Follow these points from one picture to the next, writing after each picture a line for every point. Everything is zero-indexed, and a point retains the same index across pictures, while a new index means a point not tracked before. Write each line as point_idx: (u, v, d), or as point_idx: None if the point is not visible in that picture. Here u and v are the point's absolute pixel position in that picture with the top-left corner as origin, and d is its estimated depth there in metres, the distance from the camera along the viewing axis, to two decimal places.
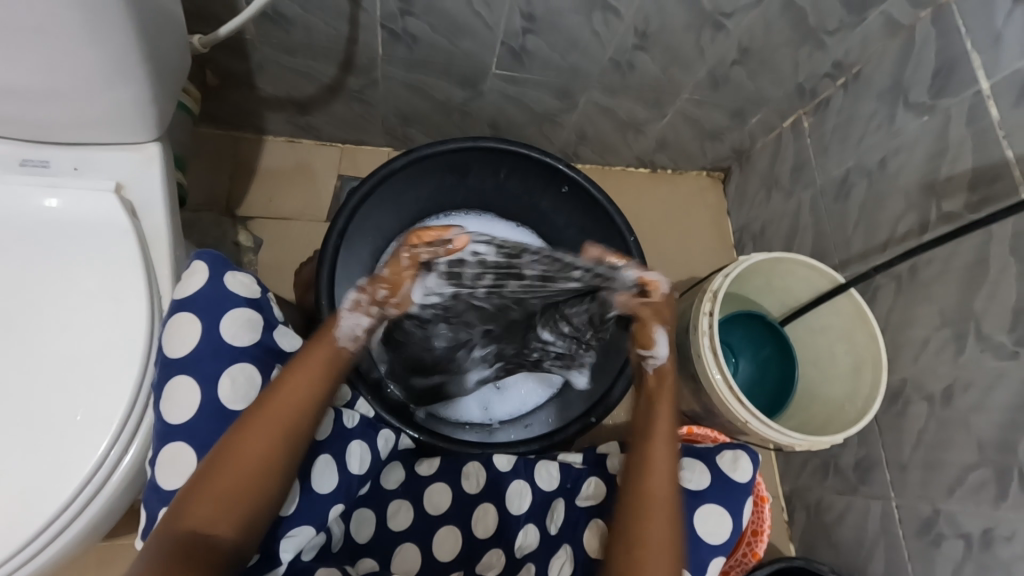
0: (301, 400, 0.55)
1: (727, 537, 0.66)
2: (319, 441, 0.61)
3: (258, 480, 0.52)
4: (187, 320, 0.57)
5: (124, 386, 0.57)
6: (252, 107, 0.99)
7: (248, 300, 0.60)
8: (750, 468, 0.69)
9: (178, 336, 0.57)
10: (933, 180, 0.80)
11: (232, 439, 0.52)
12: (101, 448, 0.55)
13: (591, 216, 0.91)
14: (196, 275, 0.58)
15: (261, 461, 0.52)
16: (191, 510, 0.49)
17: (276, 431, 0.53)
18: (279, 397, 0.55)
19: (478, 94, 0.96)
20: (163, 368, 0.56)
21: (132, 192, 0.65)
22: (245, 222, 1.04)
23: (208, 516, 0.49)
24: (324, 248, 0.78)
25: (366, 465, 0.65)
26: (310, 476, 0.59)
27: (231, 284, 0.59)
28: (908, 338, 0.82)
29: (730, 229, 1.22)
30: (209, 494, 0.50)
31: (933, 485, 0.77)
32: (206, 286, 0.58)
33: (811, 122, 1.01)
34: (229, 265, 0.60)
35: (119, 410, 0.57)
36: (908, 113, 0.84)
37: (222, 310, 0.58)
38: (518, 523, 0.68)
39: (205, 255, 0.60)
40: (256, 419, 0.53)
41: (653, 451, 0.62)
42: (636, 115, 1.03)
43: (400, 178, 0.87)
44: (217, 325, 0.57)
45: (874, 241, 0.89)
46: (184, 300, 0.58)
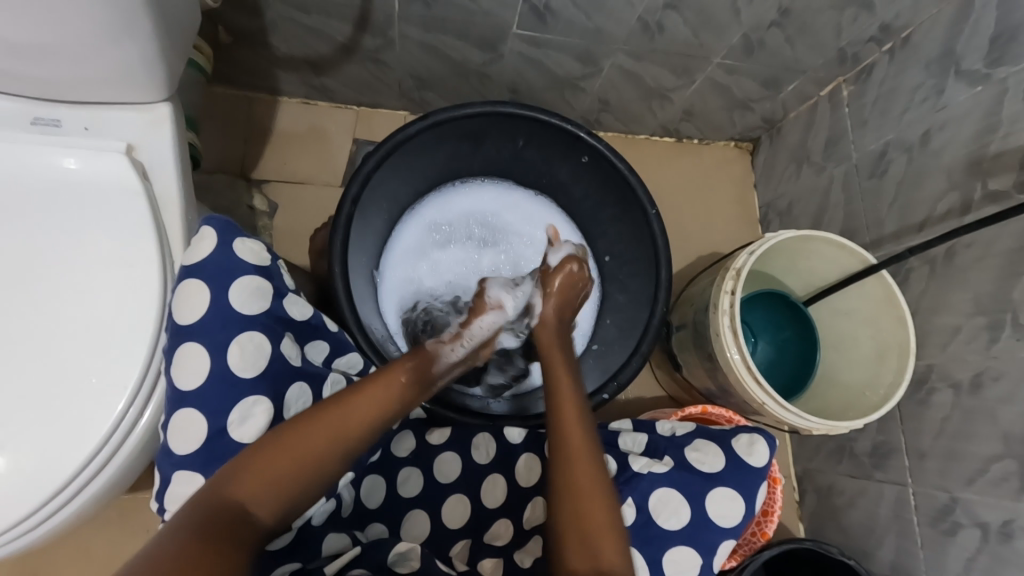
0: (376, 408, 0.57)
1: (738, 521, 0.65)
2: None
3: (309, 475, 0.52)
4: (196, 288, 0.57)
5: (137, 351, 0.58)
6: (266, 66, 0.97)
7: (257, 268, 0.59)
8: (766, 452, 0.68)
9: (188, 303, 0.56)
10: (980, 158, 0.75)
11: (298, 426, 0.53)
12: (117, 410, 0.56)
13: (612, 188, 0.88)
14: (206, 243, 0.58)
15: (313, 462, 0.52)
16: (246, 483, 0.49)
17: (339, 434, 0.54)
18: (353, 403, 0.56)
19: (498, 56, 0.92)
20: (175, 334, 0.57)
21: (143, 154, 0.63)
22: (260, 185, 1.02)
23: (259, 497, 0.49)
24: (338, 214, 0.76)
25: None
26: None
27: (240, 251, 0.59)
28: (938, 324, 0.79)
29: (755, 203, 1.18)
30: (263, 471, 0.50)
31: (952, 474, 0.75)
32: (214, 253, 0.58)
33: (851, 92, 0.95)
34: (237, 232, 0.59)
35: (133, 375, 0.57)
36: (959, 84, 0.78)
37: (230, 279, 0.57)
38: (527, 496, 0.66)
39: (212, 222, 0.59)
40: (322, 415, 0.54)
41: (564, 401, 0.62)
42: (663, 81, 0.98)
43: (417, 143, 0.84)
44: (226, 292, 0.57)
45: (910, 221, 0.85)
46: (195, 268, 0.58)
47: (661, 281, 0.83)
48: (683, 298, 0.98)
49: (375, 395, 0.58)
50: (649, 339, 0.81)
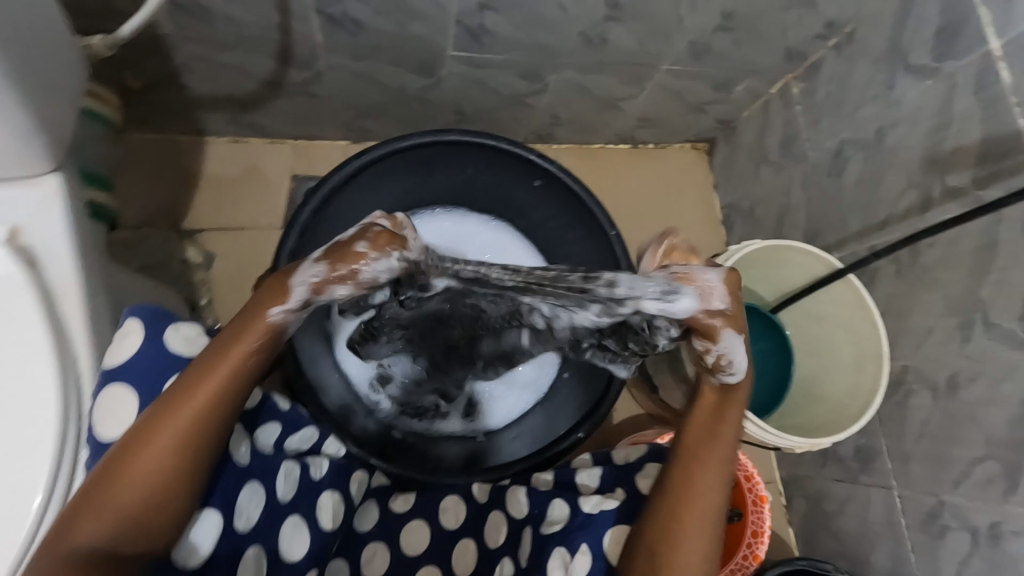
0: (216, 399, 0.49)
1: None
2: (285, 503, 0.58)
3: (157, 497, 0.47)
4: (127, 393, 0.51)
5: (37, 476, 0.50)
6: (186, 108, 0.89)
7: (194, 358, 0.54)
8: None
9: (116, 414, 0.50)
10: (936, 155, 0.74)
11: (123, 452, 0.47)
12: (16, 553, 0.48)
13: (569, 211, 0.84)
14: (130, 338, 0.52)
15: (162, 473, 0.47)
16: (79, 526, 0.45)
17: (171, 446, 0.47)
18: (177, 410, 0.48)
19: (437, 80, 0.87)
20: (99, 452, 0.50)
21: (29, 236, 0.56)
22: (193, 237, 0.95)
23: (104, 533, 0.45)
24: (275, 270, 0.71)
25: (338, 517, 0.61)
26: (280, 544, 0.57)
27: (171, 341, 0.53)
28: (910, 324, 0.77)
29: (717, 204, 1.15)
30: (99, 508, 0.45)
31: (938, 477, 0.74)
32: (142, 351, 0.52)
33: (801, 89, 0.94)
34: (169, 319, 0.53)
35: (33, 506, 0.49)
36: (908, 78, 0.77)
37: (166, 378, 0.52)
38: (494, 558, 0.64)
39: (139, 312, 0.52)
40: (145, 434, 0.47)
41: (708, 460, 0.56)
42: (612, 91, 0.94)
43: (358, 184, 0.79)
44: (162, 394, 0.51)
45: (873, 219, 0.83)
46: (119, 370, 0.51)
47: None
48: None
49: (215, 381, 0.49)
50: None
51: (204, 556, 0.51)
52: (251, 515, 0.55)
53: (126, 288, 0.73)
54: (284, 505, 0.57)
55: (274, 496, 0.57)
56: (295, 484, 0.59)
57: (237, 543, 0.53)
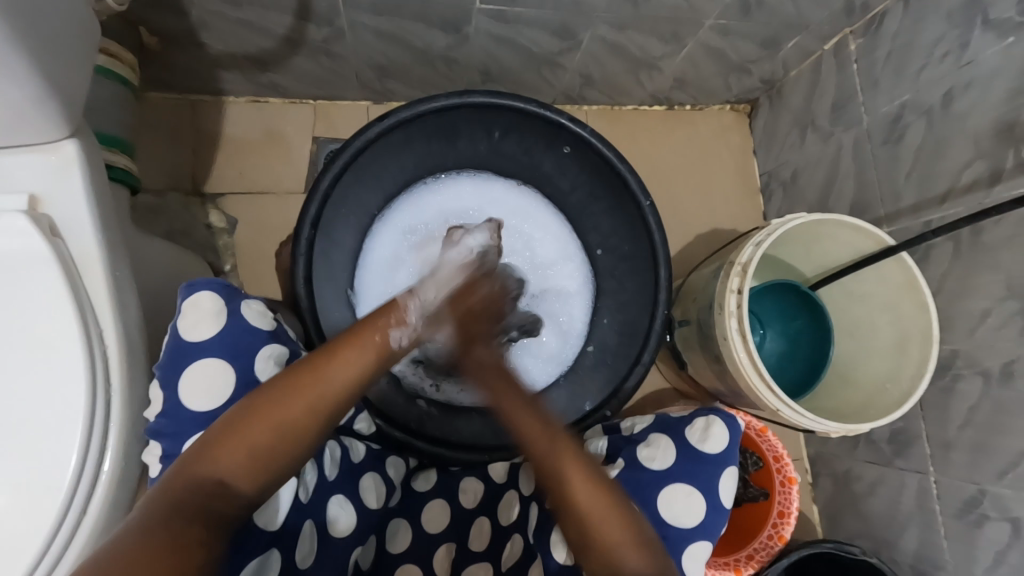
0: (355, 373, 0.52)
1: (701, 518, 0.60)
2: (330, 482, 0.59)
3: (292, 443, 0.49)
4: (216, 365, 0.53)
5: (69, 446, 0.51)
6: (204, 67, 0.86)
7: (270, 332, 0.56)
8: (723, 435, 0.64)
9: (203, 385, 0.52)
10: (1013, 123, 0.66)
11: (276, 391, 0.49)
12: (53, 519, 0.49)
13: (600, 180, 0.79)
14: (208, 313, 0.54)
15: (291, 429, 0.48)
16: (220, 453, 0.46)
17: (320, 398, 0.50)
18: (331, 363, 0.51)
19: (463, 37, 0.82)
20: (184, 424, 0.51)
21: (50, 208, 0.55)
22: (215, 201, 0.93)
23: (237, 468, 0.46)
24: (297, 240, 0.68)
25: (382, 497, 0.64)
26: (329, 522, 0.58)
27: (248, 315, 0.55)
28: (965, 307, 0.72)
29: (755, 171, 1.09)
30: (239, 440, 0.47)
31: (980, 467, 0.70)
32: (224, 325, 0.54)
33: (860, 46, 0.86)
34: (241, 295, 0.56)
35: (68, 475, 0.50)
36: (986, 36, 0.69)
37: (252, 350, 0.54)
38: (508, 533, 0.67)
39: (214, 287, 0.55)
40: (304, 377, 0.50)
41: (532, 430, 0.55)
42: (650, 49, 0.88)
43: (380, 149, 0.75)
44: (253, 364, 0.54)
45: (930, 193, 0.77)
46: (200, 344, 0.53)
47: (660, 281, 0.75)
48: (685, 290, 0.91)
49: (358, 355, 0.53)
50: (653, 347, 0.73)
51: (280, 524, 0.53)
52: (310, 490, 0.57)
53: (149, 254, 0.72)
54: (331, 483, 0.59)
55: (324, 474, 0.59)
56: (337, 464, 0.61)
57: (299, 514, 0.55)
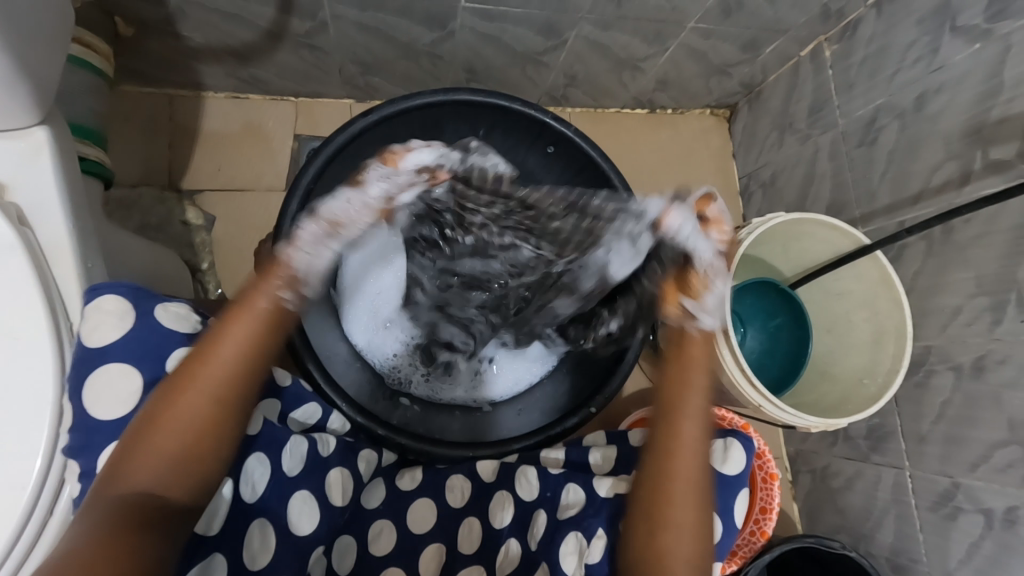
0: (241, 350, 0.49)
1: (718, 536, 0.60)
2: (292, 478, 0.58)
3: (210, 439, 0.48)
4: (122, 372, 0.51)
5: (34, 443, 0.49)
6: (183, 59, 0.85)
7: (187, 335, 0.54)
8: (742, 457, 0.63)
9: (111, 392, 0.50)
10: (981, 125, 0.69)
11: (167, 397, 0.47)
12: (17, 522, 0.47)
13: (584, 178, 0.80)
14: (113, 316, 0.51)
15: (200, 427, 0.47)
16: (133, 473, 0.45)
17: (216, 387, 0.48)
18: (216, 353, 0.49)
19: (448, 34, 0.82)
20: (94, 435, 0.49)
21: (17, 194, 0.53)
22: (192, 196, 0.91)
23: (157, 480, 0.46)
24: (277, 235, 0.67)
25: (348, 493, 0.63)
26: (289, 519, 0.57)
27: (161, 318, 0.53)
28: (937, 304, 0.74)
29: (735, 174, 1.10)
30: (147, 449, 0.46)
31: (953, 459, 0.72)
32: (131, 328, 0.51)
33: (835, 52, 0.88)
34: (152, 298, 0.54)
35: (33, 474, 0.48)
36: (955, 41, 0.71)
37: (162, 353, 0.52)
38: (500, 538, 0.64)
39: (119, 290, 0.52)
40: (191, 372, 0.48)
41: (681, 430, 0.55)
42: (633, 51, 0.89)
43: (364, 144, 0.74)
44: (161, 369, 0.52)
45: (903, 193, 0.79)
46: (103, 350, 0.50)
47: None
48: None
49: (238, 335, 0.49)
50: (637, 345, 0.73)
51: (220, 526, 0.52)
52: (256, 487, 0.56)
53: (123, 246, 0.70)
54: (294, 480, 0.59)
55: (282, 469, 0.58)
56: (302, 459, 0.60)
57: (242, 514, 0.54)
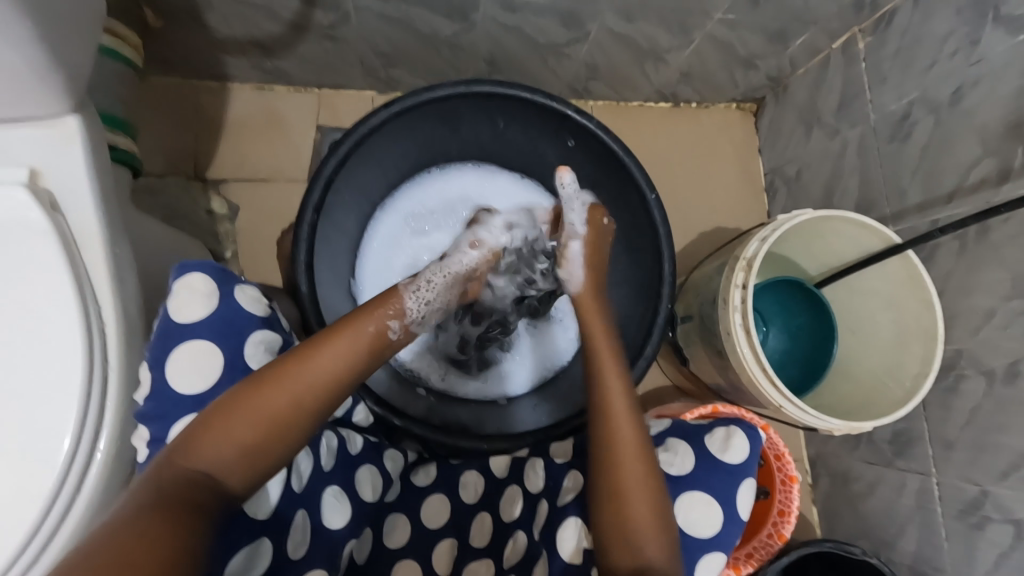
0: (337, 359, 0.51)
1: (718, 528, 0.59)
2: (326, 472, 0.59)
3: (278, 434, 0.48)
4: (206, 349, 0.51)
5: (65, 424, 0.50)
6: (209, 50, 0.86)
7: (262, 319, 0.55)
8: (744, 446, 0.61)
9: (191, 368, 0.51)
10: (1022, 120, 0.66)
11: (265, 381, 0.48)
12: (43, 501, 0.49)
13: (605, 173, 0.78)
14: (201, 295, 0.52)
15: (277, 419, 0.47)
16: (201, 450, 0.46)
17: (306, 388, 0.49)
18: (319, 354, 0.50)
19: (470, 25, 0.81)
20: (172, 407, 0.50)
21: (50, 181, 0.54)
22: (218, 186, 0.93)
23: (219, 462, 0.46)
24: (299, 225, 0.68)
25: (377, 490, 0.64)
26: (323, 514, 0.57)
27: (240, 300, 0.54)
28: (970, 306, 0.72)
29: (760, 169, 1.08)
30: (226, 426, 0.46)
31: (982, 467, 0.70)
32: (216, 308, 0.52)
33: (867, 44, 0.85)
34: (235, 279, 0.55)
35: (61, 452, 0.50)
36: (997, 32, 0.68)
37: (242, 335, 0.53)
38: (509, 532, 0.64)
39: (207, 269, 0.53)
40: (289, 368, 0.49)
41: (614, 407, 0.57)
42: (657, 43, 0.87)
43: (385, 135, 0.74)
44: (242, 350, 0.52)
45: (936, 191, 0.76)
46: (189, 326, 0.51)
47: (664, 275, 0.74)
48: (688, 285, 0.91)
49: (343, 344, 0.52)
50: (655, 341, 0.72)
51: (268, 512, 0.52)
52: (303, 479, 0.56)
53: (149, 234, 0.72)
54: (328, 474, 0.59)
55: (320, 465, 0.58)
56: (335, 454, 0.61)
57: (290, 504, 0.54)
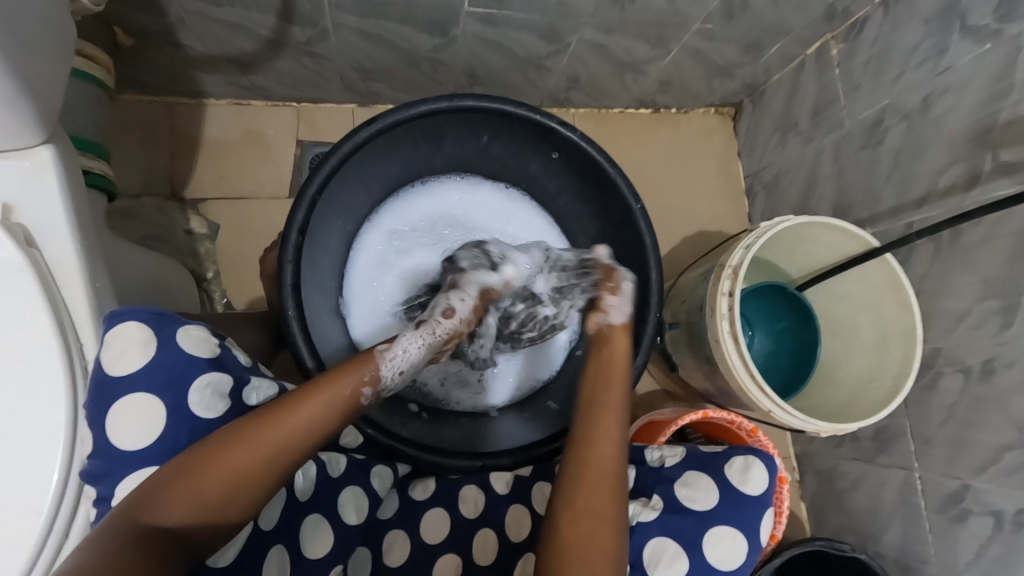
0: (313, 418, 0.50)
1: (742, 560, 0.61)
2: (305, 504, 0.59)
3: (247, 488, 0.47)
4: (145, 401, 0.49)
5: (48, 473, 0.49)
6: (182, 68, 0.84)
7: (209, 360, 0.53)
8: (763, 477, 0.64)
9: (132, 422, 0.49)
10: (989, 127, 0.68)
11: (235, 436, 0.48)
12: (26, 560, 0.47)
13: (589, 184, 0.79)
14: (136, 343, 0.50)
15: (247, 475, 0.47)
16: (163, 506, 0.44)
17: (279, 443, 0.48)
18: (299, 410, 0.50)
19: (449, 40, 0.81)
20: (116, 464, 0.48)
21: (24, 216, 0.52)
22: (195, 206, 0.91)
23: (183, 518, 0.45)
24: (284, 246, 0.66)
25: (362, 513, 0.63)
26: (302, 543, 0.57)
27: (183, 343, 0.51)
28: (945, 307, 0.74)
29: (739, 173, 1.10)
30: (205, 474, 0.46)
31: (961, 463, 0.72)
32: (153, 357, 0.50)
33: (839, 52, 0.87)
34: (174, 322, 0.52)
35: (47, 497, 0.48)
36: (964, 42, 0.70)
37: (185, 382, 0.51)
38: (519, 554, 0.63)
39: (141, 315, 0.51)
40: (260, 425, 0.48)
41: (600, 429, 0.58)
42: (635, 53, 0.88)
43: (368, 152, 0.74)
44: (184, 398, 0.50)
45: (910, 195, 0.78)
46: (125, 379, 0.49)
47: (652, 284, 0.74)
48: (675, 291, 0.92)
49: (320, 402, 0.51)
50: (645, 351, 0.73)
51: (233, 557, 0.52)
52: (275, 517, 0.56)
53: (127, 261, 0.70)
54: (303, 505, 0.59)
55: (293, 495, 0.58)
56: (312, 482, 0.60)
57: (262, 542, 0.54)
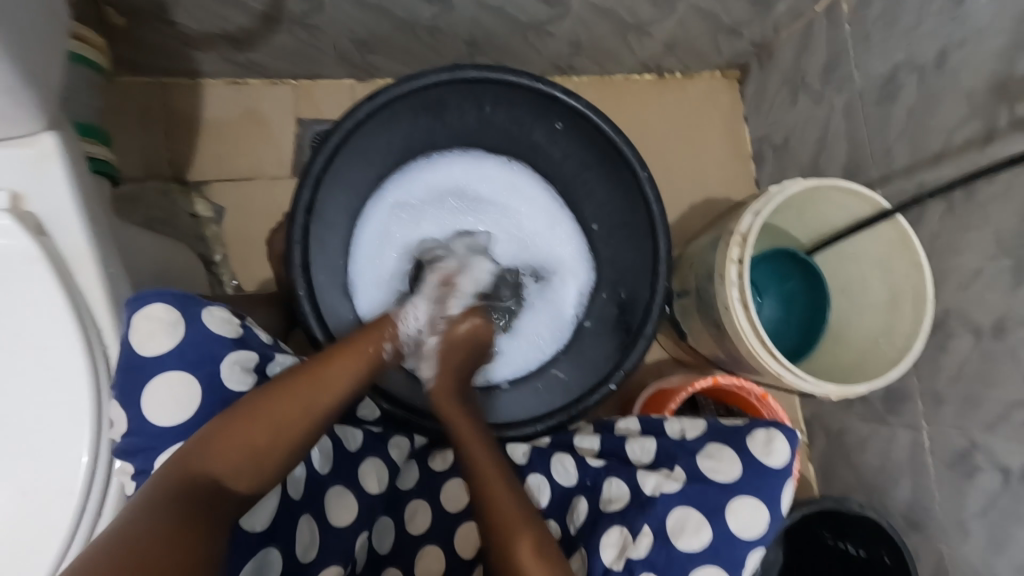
0: (345, 376, 0.55)
1: (764, 530, 0.62)
2: (326, 475, 0.61)
3: (287, 440, 0.50)
4: (178, 378, 0.51)
5: (75, 458, 0.50)
6: (177, 47, 0.82)
7: (234, 339, 0.54)
8: (785, 450, 0.65)
9: (168, 400, 0.50)
10: (1006, 80, 0.66)
11: (276, 393, 0.51)
12: (62, 539, 0.49)
13: (595, 153, 0.78)
14: (163, 325, 0.51)
15: (288, 429, 0.50)
16: (208, 459, 0.47)
17: (316, 398, 0.52)
18: (330, 369, 0.54)
19: (448, 7, 0.79)
20: (153, 440, 0.50)
21: (33, 203, 0.53)
22: (199, 189, 0.90)
23: (228, 469, 0.47)
24: (291, 226, 0.66)
25: (384, 482, 0.64)
26: (327, 512, 0.59)
27: (209, 323, 0.52)
28: (958, 266, 0.74)
29: (748, 137, 1.08)
30: (232, 440, 0.48)
31: (972, 419, 0.72)
32: (184, 336, 0.51)
33: (850, 6, 0.85)
34: (199, 302, 0.53)
35: (80, 476, 0.50)
36: None
37: (215, 359, 0.52)
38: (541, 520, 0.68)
39: (166, 298, 0.51)
40: (298, 382, 0.52)
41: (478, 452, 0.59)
42: (639, 14, 0.86)
43: (370, 127, 0.73)
44: (218, 373, 0.52)
45: (923, 153, 0.77)
46: (156, 359, 0.50)
47: (659, 253, 0.74)
48: (684, 260, 0.92)
49: (349, 362, 0.56)
50: (654, 319, 0.73)
51: (266, 523, 0.54)
52: (300, 485, 0.58)
53: (138, 245, 0.70)
54: (326, 477, 0.61)
55: (314, 469, 0.60)
56: (330, 456, 0.62)
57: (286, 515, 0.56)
